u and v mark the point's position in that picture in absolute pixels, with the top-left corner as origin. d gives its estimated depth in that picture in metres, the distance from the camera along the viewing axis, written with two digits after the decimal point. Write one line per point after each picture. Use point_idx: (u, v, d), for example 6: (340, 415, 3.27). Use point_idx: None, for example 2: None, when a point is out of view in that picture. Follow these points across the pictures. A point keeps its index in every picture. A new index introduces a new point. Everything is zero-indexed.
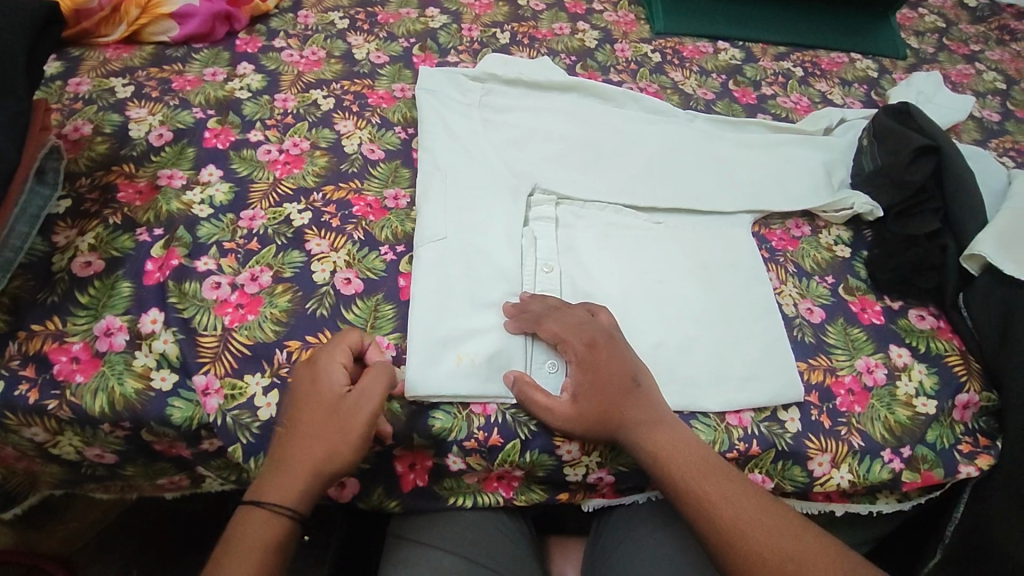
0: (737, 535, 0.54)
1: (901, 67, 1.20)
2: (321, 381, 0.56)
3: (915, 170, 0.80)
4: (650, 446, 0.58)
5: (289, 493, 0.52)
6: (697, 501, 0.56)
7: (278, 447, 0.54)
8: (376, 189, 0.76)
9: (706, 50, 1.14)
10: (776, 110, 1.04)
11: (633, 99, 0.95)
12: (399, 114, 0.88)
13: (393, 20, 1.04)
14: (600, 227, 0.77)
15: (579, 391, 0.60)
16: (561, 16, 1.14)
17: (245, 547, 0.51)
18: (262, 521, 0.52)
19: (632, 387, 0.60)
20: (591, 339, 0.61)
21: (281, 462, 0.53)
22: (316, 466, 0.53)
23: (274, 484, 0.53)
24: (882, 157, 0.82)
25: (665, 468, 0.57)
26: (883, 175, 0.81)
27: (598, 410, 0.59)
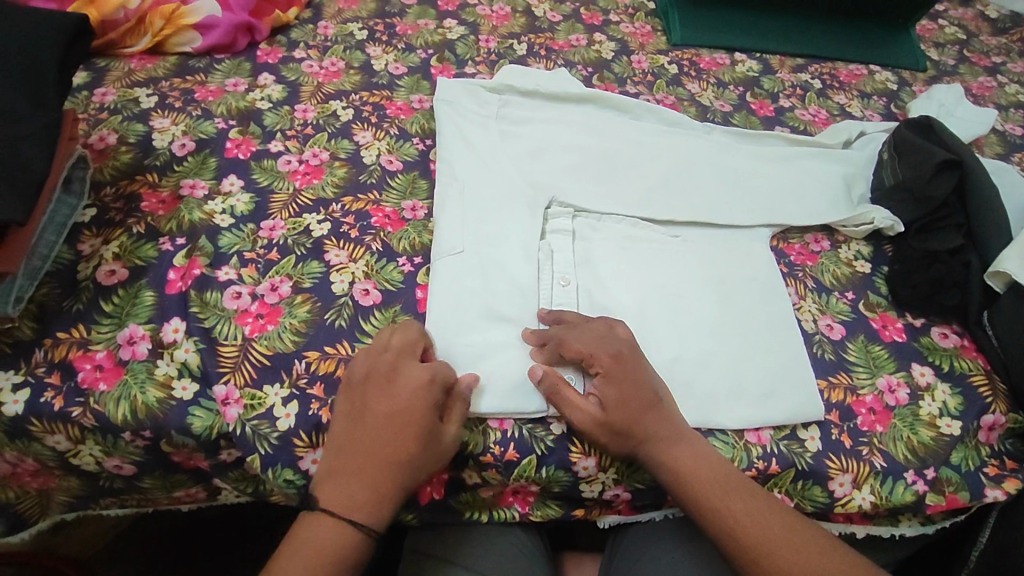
0: (761, 552, 0.54)
1: (920, 79, 1.19)
2: (399, 387, 0.57)
3: (937, 185, 0.79)
4: (672, 460, 0.58)
5: (362, 502, 0.54)
6: (718, 516, 0.56)
7: (355, 456, 0.55)
8: (395, 200, 0.77)
9: (723, 61, 1.14)
10: (794, 122, 1.04)
11: (650, 111, 0.95)
12: (417, 125, 0.89)
13: (411, 31, 1.05)
14: (618, 241, 0.77)
15: (607, 402, 0.59)
16: (577, 28, 1.14)
17: (308, 552, 0.52)
18: (331, 527, 0.53)
19: (654, 403, 0.60)
20: (614, 354, 0.61)
21: (360, 474, 0.54)
22: (396, 471, 0.55)
23: (346, 493, 0.54)
24: (903, 171, 0.82)
25: (687, 483, 0.57)
26: (905, 189, 0.81)
27: (625, 421, 0.58)
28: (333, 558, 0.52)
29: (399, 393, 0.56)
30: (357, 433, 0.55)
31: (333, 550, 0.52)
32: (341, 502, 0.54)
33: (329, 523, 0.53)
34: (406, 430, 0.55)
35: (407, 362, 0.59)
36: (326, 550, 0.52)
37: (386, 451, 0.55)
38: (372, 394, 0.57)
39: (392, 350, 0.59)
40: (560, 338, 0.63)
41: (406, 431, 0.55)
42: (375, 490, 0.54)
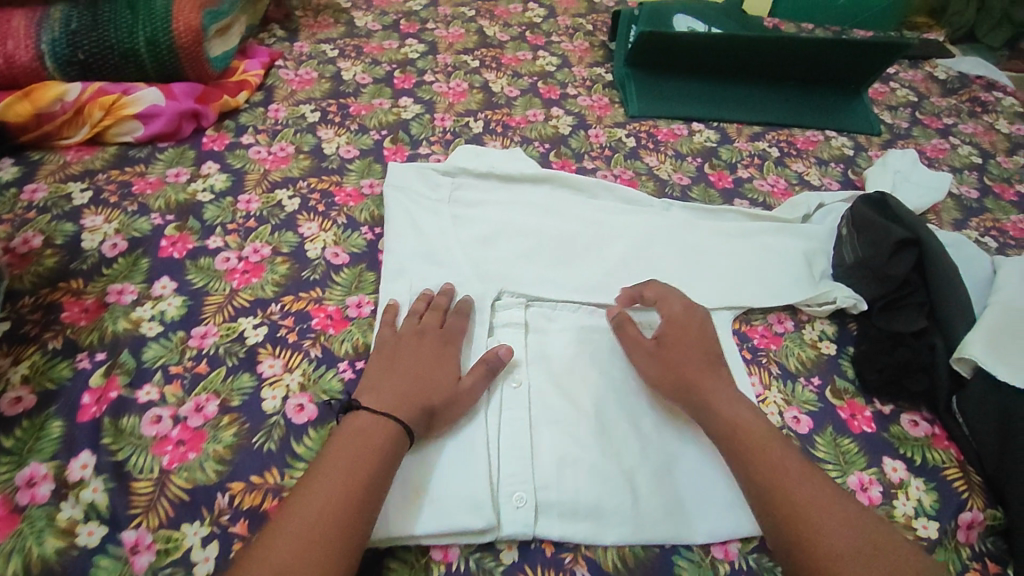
0: (797, 503, 0.54)
1: (876, 143, 1.20)
2: (431, 336, 0.67)
3: (896, 263, 0.77)
4: (723, 418, 0.61)
5: (394, 408, 0.59)
6: (759, 467, 0.57)
7: (385, 379, 0.62)
8: (338, 297, 0.73)
9: (681, 132, 1.14)
10: (753, 194, 1.03)
11: (606, 189, 0.94)
12: (366, 213, 0.85)
13: (365, 111, 1.04)
14: (573, 332, 0.75)
15: (655, 354, 0.67)
16: (535, 102, 1.14)
17: (333, 461, 0.53)
18: (372, 421, 0.57)
19: (707, 369, 0.66)
20: (682, 317, 0.70)
21: (391, 386, 0.61)
22: (423, 398, 0.61)
23: (378, 397, 0.59)
24: (862, 249, 0.80)
25: (732, 437, 0.60)
26: (863, 267, 0.79)
27: (673, 370, 0.65)
28: (360, 458, 0.54)
29: (428, 339, 0.66)
30: (388, 364, 0.63)
31: (368, 452, 0.55)
32: (374, 402, 0.59)
33: (366, 427, 0.57)
34: (433, 365, 0.64)
35: (438, 323, 0.69)
36: (356, 462, 0.53)
37: (414, 380, 0.62)
38: (408, 338, 0.66)
39: (427, 311, 0.70)
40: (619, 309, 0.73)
41: (433, 363, 0.64)
42: (408, 399, 0.60)
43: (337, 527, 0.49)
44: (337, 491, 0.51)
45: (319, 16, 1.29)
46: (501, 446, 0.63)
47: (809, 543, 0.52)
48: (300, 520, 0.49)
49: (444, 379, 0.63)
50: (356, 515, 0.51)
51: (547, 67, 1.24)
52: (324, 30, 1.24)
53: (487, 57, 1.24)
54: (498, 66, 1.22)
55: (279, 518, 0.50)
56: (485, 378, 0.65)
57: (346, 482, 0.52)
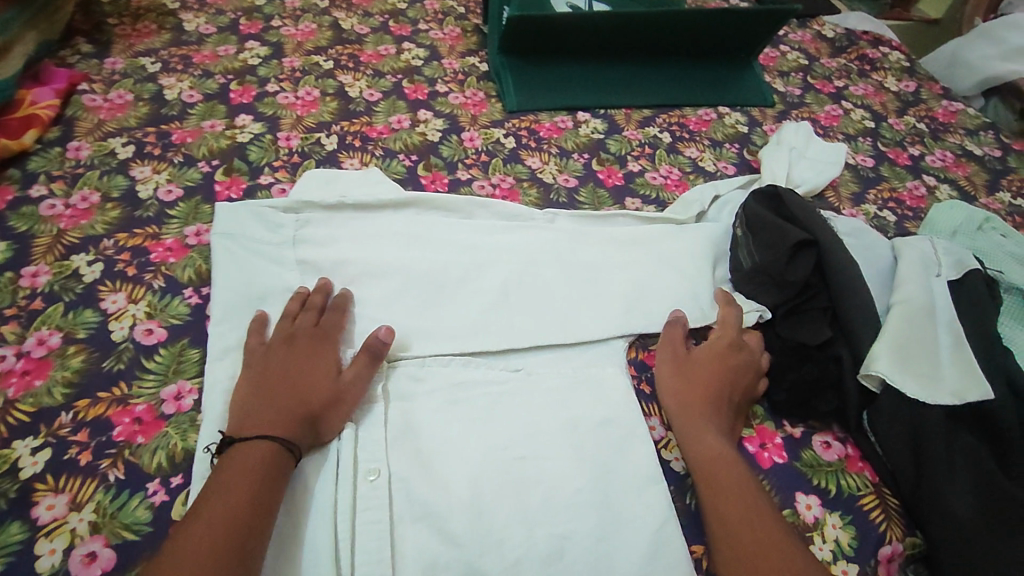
0: (752, 549, 0.52)
1: (771, 115, 1.14)
2: (302, 336, 0.63)
3: (796, 269, 0.71)
4: (711, 452, 0.59)
5: (269, 423, 0.55)
6: (724, 507, 0.55)
7: (258, 397, 0.57)
8: (149, 392, 0.61)
9: (565, 125, 1.03)
10: (644, 189, 0.94)
11: (482, 206, 0.83)
12: (190, 269, 0.72)
13: (191, 138, 0.89)
14: (446, 393, 0.63)
15: (692, 367, 0.66)
16: (399, 105, 1.01)
17: (218, 489, 0.50)
18: (250, 447, 0.53)
19: (712, 393, 0.64)
20: (726, 334, 0.68)
21: (267, 400, 0.56)
22: (302, 406, 0.57)
23: (250, 417, 0.55)
24: (760, 253, 0.73)
25: (711, 472, 0.58)
26: (761, 271, 0.72)
27: (705, 392, 0.64)
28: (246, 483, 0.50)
29: (297, 346, 0.62)
30: (259, 383, 0.58)
31: (249, 472, 0.51)
32: (243, 426, 0.55)
33: (243, 447, 0.53)
34: (307, 368, 0.60)
35: (309, 321, 0.65)
36: (240, 483, 0.50)
37: (288, 389, 0.58)
38: (277, 345, 0.62)
39: (295, 311, 0.66)
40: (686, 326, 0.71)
41: (307, 366, 0.60)
42: (283, 411, 0.56)
43: (224, 556, 0.46)
44: (218, 522, 0.47)
45: (138, 22, 1.08)
46: (358, 561, 0.51)
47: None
48: (180, 556, 0.45)
49: (322, 379, 0.59)
50: (244, 543, 0.47)
51: (413, 61, 1.10)
52: (144, 39, 1.05)
53: (343, 55, 1.08)
54: (356, 66, 1.07)
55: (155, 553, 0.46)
56: (369, 364, 0.62)
57: (230, 508, 0.48)
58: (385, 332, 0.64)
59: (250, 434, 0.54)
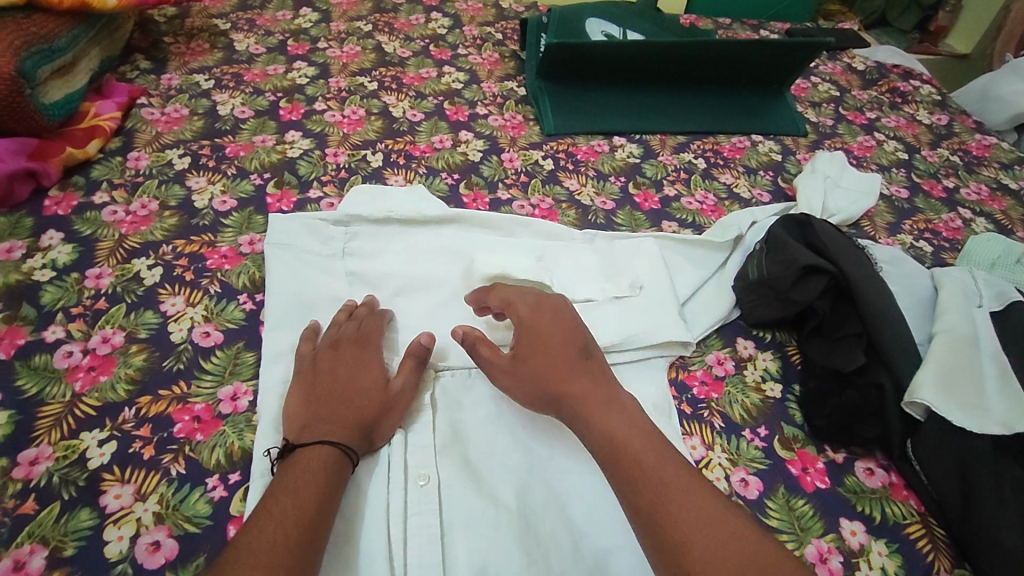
0: (679, 517, 0.47)
1: (804, 144, 1.15)
2: (351, 342, 0.64)
3: (802, 289, 0.72)
4: (614, 429, 0.53)
5: (333, 426, 0.56)
6: (631, 471, 0.50)
7: (313, 406, 0.58)
8: (207, 392, 0.62)
9: (602, 148, 1.05)
10: (681, 213, 0.95)
11: (522, 225, 0.84)
12: (245, 276, 0.74)
13: (244, 152, 0.92)
14: (492, 402, 0.65)
15: (549, 339, 0.60)
16: (441, 126, 1.04)
17: (293, 481, 0.51)
18: (316, 453, 0.54)
19: (566, 366, 0.58)
20: (562, 307, 0.64)
21: (321, 411, 0.58)
22: (355, 416, 0.58)
23: (312, 422, 0.57)
24: (769, 270, 0.75)
25: (615, 442, 0.52)
26: (768, 289, 0.75)
27: (530, 372, 0.59)
28: (317, 484, 0.52)
29: (342, 352, 0.63)
30: (310, 392, 0.60)
31: (320, 473, 0.52)
32: (303, 432, 0.56)
33: (306, 452, 0.54)
34: (358, 373, 0.62)
35: (355, 327, 0.66)
36: (316, 479, 0.52)
37: (341, 397, 0.59)
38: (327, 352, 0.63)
39: (341, 319, 0.67)
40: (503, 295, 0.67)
41: (356, 372, 0.62)
42: (338, 419, 0.57)
43: (300, 548, 0.47)
44: (297, 510, 0.49)
45: (193, 41, 1.13)
46: (411, 564, 0.52)
47: (680, 553, 0.45)
48: (264, 539, 0.46)
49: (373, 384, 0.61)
50: (317, 538, 0.49)
51: (454, 84, 1.14)
52: (198, 57, 1.10)
53: (387, 77, 1.12)
54: (399, 87, 1.10)
55: (234, 543, 0.46)
56: (416, 371, 0.63)
57: (308, 500, 0.50)
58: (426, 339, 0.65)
59: (315, 436, 0.55)
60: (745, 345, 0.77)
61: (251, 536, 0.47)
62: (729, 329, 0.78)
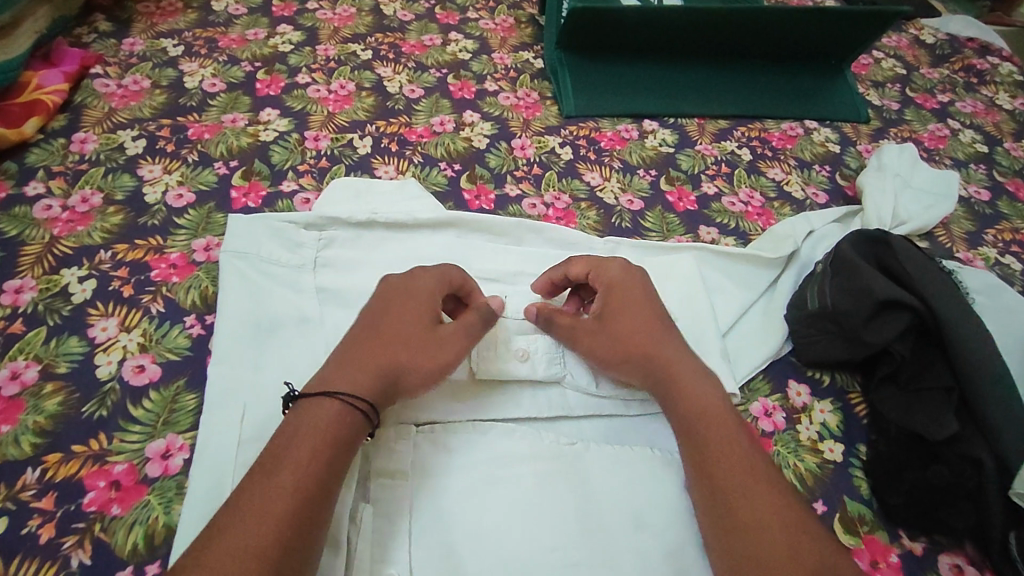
0: (753, 533, 0.46)
1: (866, 133, 0.99)
2: (405, 292, 0.55)
3: (877, 329, 0.58)
4: (701, 402, 0.53)
5: (358, 380, 0.49)
6: (715, 490, 0.48)
7: (352, 346, 0.51)
8: (131, 449, 0.52)
9: (629, 134, 0.90)
10: (721, 216, 0.81)
11: (533, 231, 0.70)
12: (194, 292, 0.63)
13: (210, 134, 0.79)
14: (489, 469, 0.53)
15: (611, 320, 0.58)
16: (443, 104, 0.89)
17: (290, 452, 0.44)
18: (336, 411, 0.47)
19: (658, 331, 0.57)
20: (626, 282, 0.60)
21: (358, 354, 0.51)
22: (393, 366, 0.51)
23: (330, 374, 0.49)
24: (835, 299, 0.60)
25: (684, 400, 0.53)
26: (832, 322, 0.61)
27: (642, 343, 0.56)
28: (319, 460, 0.44)
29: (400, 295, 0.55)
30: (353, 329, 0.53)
31: (325, 446, 0.45)
32: (330, 376, 0.49)
33: (320, 406, 0.47)
34: (404, 332, 0.53)
35: (438, 281, 0.56)
36: (317, 450, 0.45)
37: (383, 342, 0.52)
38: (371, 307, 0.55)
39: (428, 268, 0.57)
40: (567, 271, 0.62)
41: (401, 329, 0.53)
42: (374, 369, 0.50)
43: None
44: (286, 488, 0.42)
45: None
46: None
47: None
48: (244, 528, 0.40)
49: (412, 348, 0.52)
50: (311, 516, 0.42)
51: (460, 54, 0.98)
52: (168, 17, 0.95)
53: (383, 45, 0.97)
54: (397, 57, 0.95)
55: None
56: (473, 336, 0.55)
57: (303, 474, 0.43)
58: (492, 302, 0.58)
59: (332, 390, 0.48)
60: (799, 391, 0.63)
61: (232, 523, 0.40)
62: (779, 370, 0.65)
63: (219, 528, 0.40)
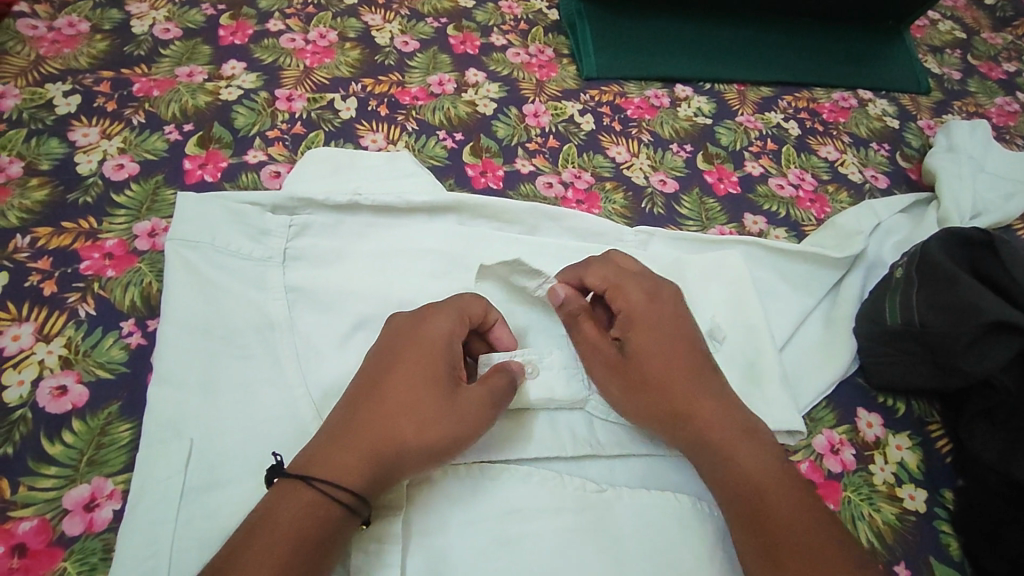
0: None
1: (927, 106, 0.86)
2: (416, 346, 0.43)
3: (977, 356, 0.48)
4: (750, 467, 0.42)
5: (347, 466, 0.38)
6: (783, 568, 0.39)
7: (351, 413, 0.41)
8: (47, 499, 0.42)
9: (660, 101, 0.77)
10: (767, 202, 0.69)
11: (552, 219, 0.58)
12: (133, 290, 0.51)
13: (160, 90, 0.65)
14: (499, 525, 0.42)
15: (637, 356, 0.47)
16: (442, 60, 0.75)
17: (304, 495, 0.37)
18: (309, 501, 0.37)
19: (687, 375, 0.46)
20: (654, 306, 0.49)
21: (352, 426, 0.40)
22: (387, 443, 0.40)
23: (320, 447, 0.39)
24: (926, 316, 0.51)
25: (731, 466, 0.43)
26: (921, 343, 0.52)
27: (671, 393, 0.45)
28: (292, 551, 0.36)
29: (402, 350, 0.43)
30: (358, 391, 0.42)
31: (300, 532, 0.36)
32: (315, 456, 0.39)
33: (293, 494, 0.38)
34: (406, 403, 0.41)
35: (455, 326, 0.45)
36: (329, 504, 0.38)
37: (381, 413, 0.41)
38: (372, 359, 0.44)
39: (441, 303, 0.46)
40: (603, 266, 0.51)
41: (405, 396, 0.41)
42: (363, 447, 0.39)
43: None
44: (295, 539, 0.36)
45: None
46: None
47: None
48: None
49: (416, 427, 0.41)
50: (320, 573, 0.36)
51: None
52: None
53: None
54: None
55: None
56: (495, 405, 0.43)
57: (315, 527, 0.37)
58: (507, 345, 0.48)
59: (317, 474, 0.38)
60: (869, 422, 0.54)
61: (235, 569, 0.34)
62: (845, 394, 0.56)
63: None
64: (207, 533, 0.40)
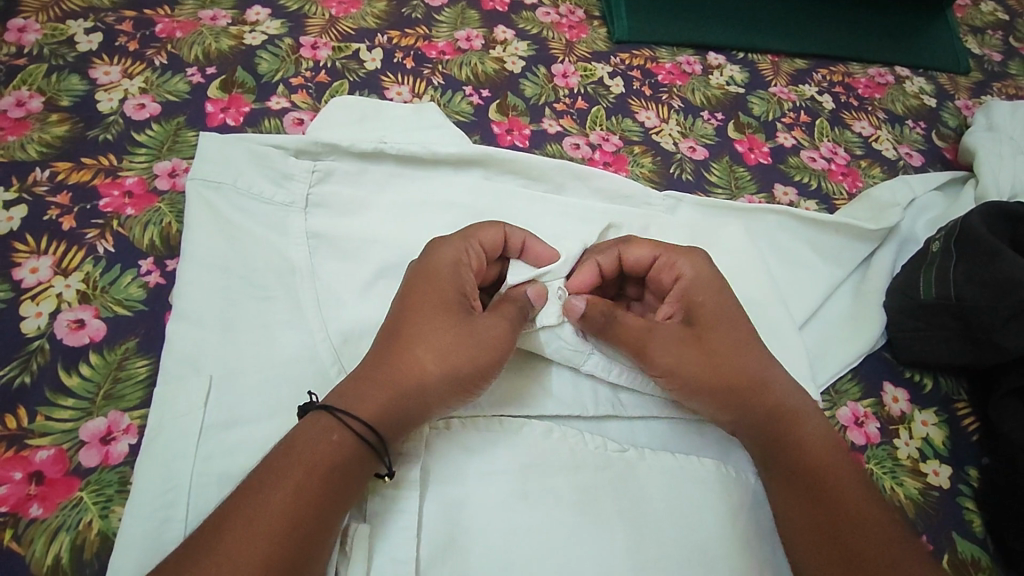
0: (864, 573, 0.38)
1: (966, 86, 0.83)
2: (431, 278, 0.43)
3: (1015, 332, 0.47)
4: (813, 433, 0.43)
5: (368, 401, 0.38)
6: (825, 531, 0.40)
7: (380, 359, 0.40)
8: (64, 430, 0.42)
9: (692, 68, 0.75)
10: (798, 173, 0.68)
11: (578, 176, 0.56)
12: (153, 229, 0.51)
13: (183, 32, 0.63)
14: (520, 478, 0.41)
15: (697, 332, 0.46)
16: (470, 16, 0.73)
17: (326, 424, 0.37)
18: (328, 434, 0.37)
19: (745, 353, 0.46)
20: (708, 278, 0.48)
21: (379, 370, 0.40)
22: (406, 386, 0.39)
23: (353, 385, 0.39)
24: (963, 290, 0.50)
25: (789, 436, 0.43)
26: (957, 317, 0.51)
27: (736, 363, 0.45)
28: (315, 474, 0.35)
29: (426, 298, 0.42)
30: (388, 339, 0.41)
31: (324, 460, 0.36)
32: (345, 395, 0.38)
33: (319, 426, 0.37)
34: (431, 337, 0.41)
35: (463, 250, 0.45)
36: (342, 430, 0.37)
37: (401, 359, 0.40)
38: (392, 315, 0.42)
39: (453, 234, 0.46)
40: (625, 253, 0.49)
41: (431, 332, 0.41)
42: (387, 391, 0.39)
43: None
44: (308, 463, 0.35)
45: None
46: None
47: None
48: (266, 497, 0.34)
49: (429, 349, 0.40)
50: (337, 502, 0.36)
51: None
52: None
53: None
54: None
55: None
56: (509, 325, 0.43)
57: (329, 452, 0.36)
58: (547, 256, 0.48)
59: (345, 408, 0.38)
60: (896, 396, 0.53)
61: (250, 484, 0.34)
62: (873, 367, 0.54)
63: (236, 500, 0.34)
64: (226, 470, 0.40)
